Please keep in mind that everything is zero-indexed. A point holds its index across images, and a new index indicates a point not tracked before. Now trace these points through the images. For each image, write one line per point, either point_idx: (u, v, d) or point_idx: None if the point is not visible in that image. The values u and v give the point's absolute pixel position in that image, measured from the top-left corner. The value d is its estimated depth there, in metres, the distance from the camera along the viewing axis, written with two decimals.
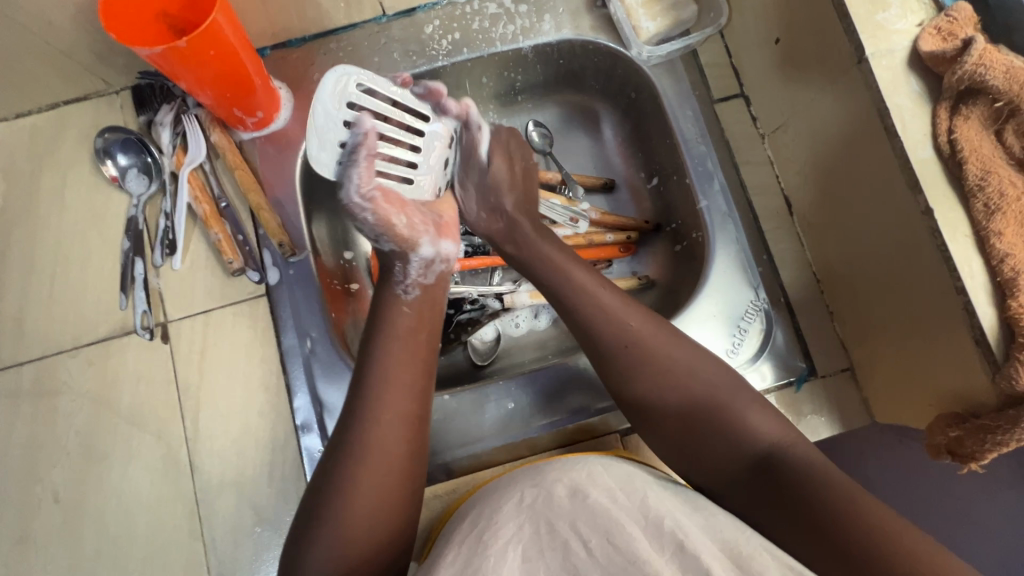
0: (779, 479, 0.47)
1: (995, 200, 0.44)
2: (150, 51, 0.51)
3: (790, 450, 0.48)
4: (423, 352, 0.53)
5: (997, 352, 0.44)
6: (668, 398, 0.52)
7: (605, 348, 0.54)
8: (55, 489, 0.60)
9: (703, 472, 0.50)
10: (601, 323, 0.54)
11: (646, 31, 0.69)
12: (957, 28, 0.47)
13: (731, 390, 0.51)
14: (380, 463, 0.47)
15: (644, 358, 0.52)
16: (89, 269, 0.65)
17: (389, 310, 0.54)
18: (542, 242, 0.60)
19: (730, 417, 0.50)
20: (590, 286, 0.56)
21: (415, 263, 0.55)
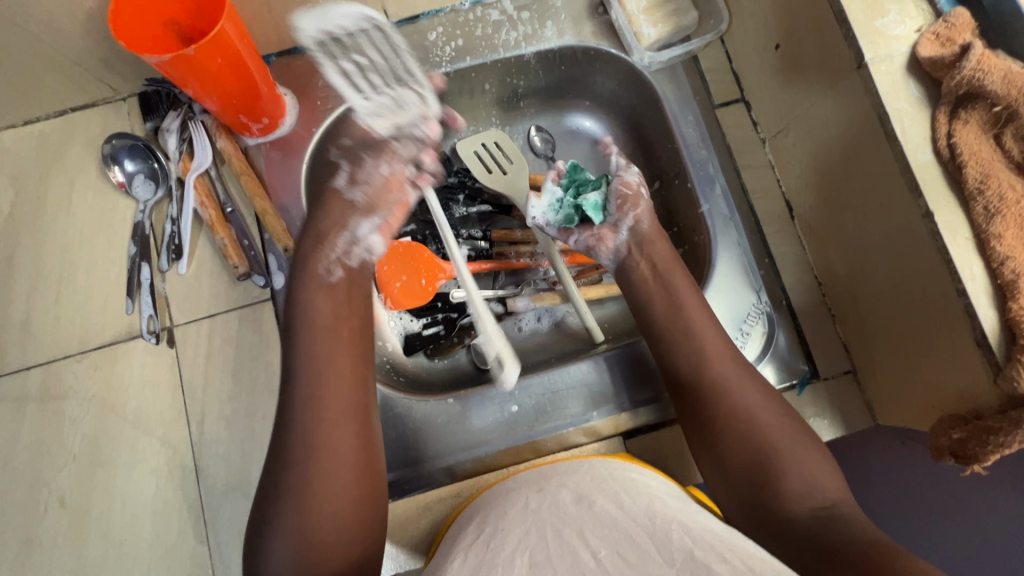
0: (836, 528, 0.44)
1: (995, 204, 0.45)
2: (158, 59, 0.52)
3: (846, 509, 0.46)
4: (347, 330, 0.55)
5: (999, 354, 0.44)
6: (751, 441, 0.50)
7: (705, 385, 0.54)
8: (60, 492, 0.61)
9: (757, 517, 0.48)
10: (709, 363, 0.55)
11: (648, 37, 0.69)
12: (956, 34, 0.48)
13: (809, 448, 0.50)
14: (334, 431, 0.49)
15: (738, 402, 0.52)
16: (95, 274, 0.65)
17: (308, 288, 0.56)
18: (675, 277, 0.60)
19: (800, 470, 0.48)
20: (701, 328, 0.57)
21: (345, 236, 0.60)
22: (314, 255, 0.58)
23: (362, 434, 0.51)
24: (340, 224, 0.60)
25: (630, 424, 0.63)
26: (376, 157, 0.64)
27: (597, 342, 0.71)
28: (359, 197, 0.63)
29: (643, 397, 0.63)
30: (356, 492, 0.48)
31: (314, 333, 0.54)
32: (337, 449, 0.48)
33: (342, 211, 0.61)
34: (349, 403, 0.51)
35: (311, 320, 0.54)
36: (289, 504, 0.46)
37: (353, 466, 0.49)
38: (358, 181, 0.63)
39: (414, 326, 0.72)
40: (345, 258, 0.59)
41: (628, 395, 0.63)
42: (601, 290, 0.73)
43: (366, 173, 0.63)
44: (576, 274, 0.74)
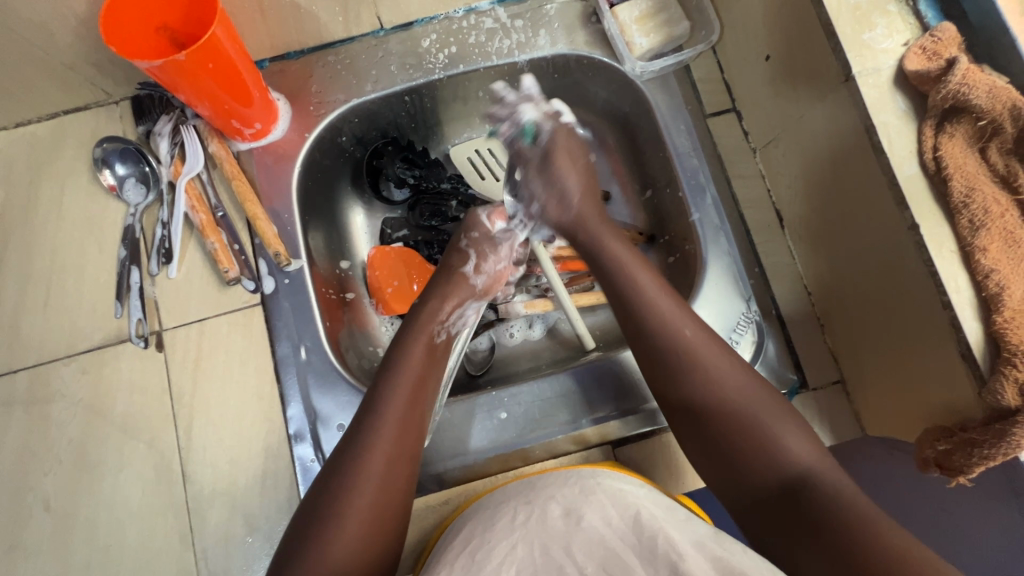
0: (806, 501, 0.44)
1: (980, 217, 0.45)
2: (149, 64, 0.52)
3: (823, 477, 0.45)
4: (427, 384, 0.56)
5: (983, 367, 0.44)
6: (710, 408, 0.50)
7: (655, 350, 0.54)
8: (46, 497, 0.60)
9: (729, 485, 0.49)
10: (656, 327, 0.54)
11: (639, 46, 0.69)
12: (943, 48, 0.48)
13: (773, 411, 0.49)
14: (384, 476, 0.49)
15: (690, 365, 0.52)
16: (85, 277, 0.65)
17: (411, 343, 0.57)
18: (613, 244, 0.60)
19: (768, 439, 0.48)
20: (650, 292, 0.56)
21: (460, 310, 0.62)
22: (429, 317, 0.59)
23: (406, 488, 0.50)
24: (454, 297, 0.62)
25: (619, 433, 0.63)
26: (496, 250, 0.66)
27: (588, 349, 0.71)
28: (480, 283, 0.64)
29: (634, 405, 0.63)
30: (375, 528, 0.47)
31: (402, 388, 0.53)
32: (380, 487, 0.48)
33: (460, 285, 0.63)
34: (404, 453, 0.51)
35: (399, 373, 0.54)
36: (317, 534, 0.45)
37: (387, 508, 0.48)
38: (483, 269, 0.65)
39: None
40: (454, 327, 0.62)
41: (619, 403, 0.63)
42: (591, 298, 0.73)
43: (491, 265, 0.65)
44: (568, 281, 0.74)
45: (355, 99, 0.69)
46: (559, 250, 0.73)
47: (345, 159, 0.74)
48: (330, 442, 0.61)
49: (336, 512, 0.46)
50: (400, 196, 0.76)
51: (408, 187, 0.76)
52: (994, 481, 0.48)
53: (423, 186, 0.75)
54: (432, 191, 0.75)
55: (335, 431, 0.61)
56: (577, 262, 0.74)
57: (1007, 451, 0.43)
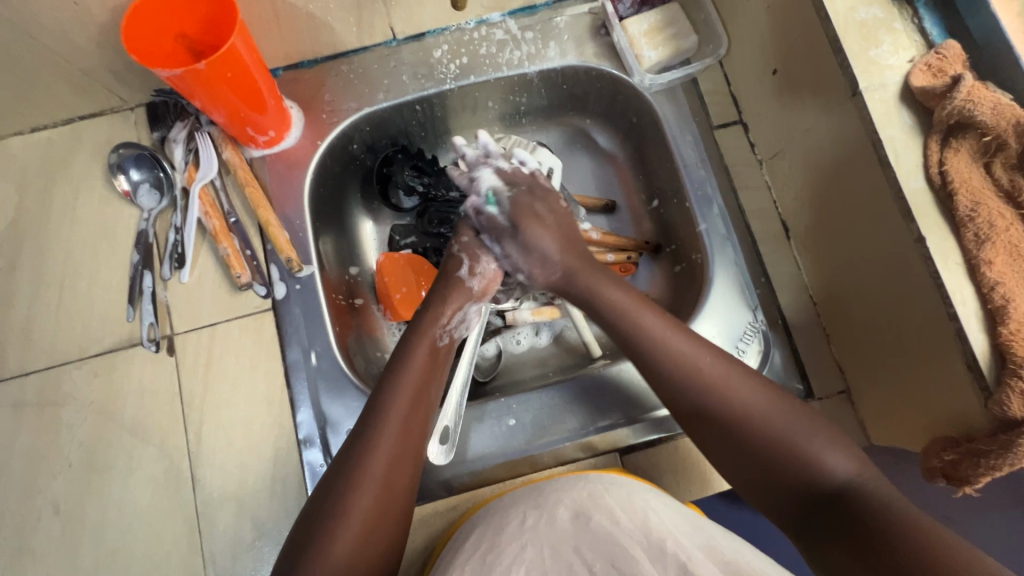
0: (853, 509, 0.42)
1: (985, 231, 0.46)
2: (169, 73, 0.53)
3: (868, 488, 0.44)
4: (427, 386, 0.55)
5: (989, 378, 0.45)
6: (737, 426, 0.49)
7: (669, 385, 0.52)
8: (55, 500, 0.60)
9: (776, 508, 0.47)
10: (670, 375, 0.52)
11: (649, 59, 0.70)
12: (948, 65, 0.49)
13: (804, 425, 0.48)
14: (389, 473, 0.49)
15: (708, 394, 0.50)
16: (97, 281, 0.66)
17: (416, 342, 0.57)
18: (610, 288, 0.59)
19: (802, 452, 0.46)
20: (657, 332, 0.54)
21: (460, 314, 0.62)
22: (430, 323, 0.59)
23: (411, 482, 0.51)
24: (454, 302, 0.61)
25: (626, 441, 0.63)
26: (489, 250, 0.65)
27: (594, 357, 0.72)
28: (477, 285, 0.63)
29: (643, 412, 0.63)
30: (378, 524, 0.47)
31: (405, 381, 0.54)
32: (384, 485, 0.48)
33: (456, 290, 0.62)
34: (408, 447, 0.51)
35: (405, 367, 0.55)
36: (322, 532, 0.45)
37: (390, 505, 0.48)
38: (478, 271, 0.64)
39: None
40: (455, 330, 0.61)
41: (627, 411, 0.63)
42: None
43: (484, 264, 0.64)
44: None
45: (367, 108, 0.70)
46: None
47: (355, 167, 0.75)
48: (340, 448, 0.61)
49: (340, 510, 0.46)
50: (409, 204, 0.77)
51: (416, 195, 0.76)
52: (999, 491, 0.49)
53: (432, 194, 0.75)
54: (440, 199, 0.75)
55: (344, 436, 0.61)
56: None
57: (1014, 462, 0.43)
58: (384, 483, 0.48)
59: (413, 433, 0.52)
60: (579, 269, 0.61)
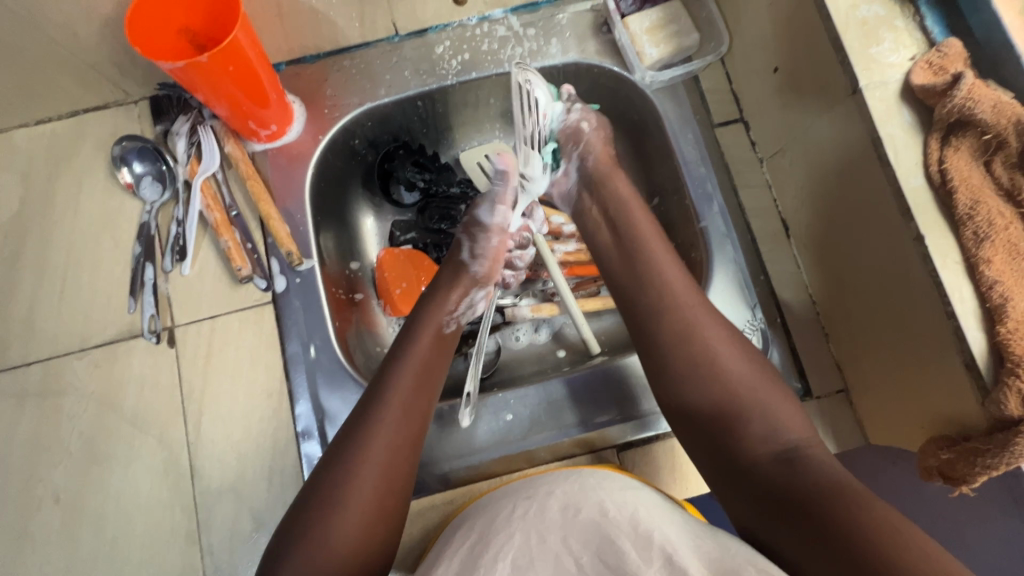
0: (800, 473, 0.44)
1: (984, 229, 0.45)
2: (172, 66, 0.53)
3: (813, 452, 0.46)
4: (432, 374, 0.56)
5: (987, 377, 0.45)
6: (712, 382, 0.51)
7: (658, 307, 0.55)
8: (55, 489, 0.61)
9: (720, 458, 0.49)
10: (660, 286, 0.56)
11: (650, 57, 0.70)
12: (949, 63, 0.49)
13: (767, 383, 0.51)
14: (388, 454, 0.49)
15: (694, 334, 0.53)
16: (100, 273, 0.66)
17: (420, 324, 0.59)
18: (622, 184, 0.64)
19: (762, 411, 0.49)
20: (657, 259, 0.58)
21: (466, 300, 0.63)
22: (438, 309, 0.60)
23: (411, 467, 0.51)
24: (460, 288, 0.63)
25: (623, 437, 0.63)
26: (485, 226, 0.66)
27: (593, 354, 0.71)
28: (478, 267, 0.65)
29: (642, 410, 0.63)
30: (377, 510, 0.47)
31: (411, 361, 0.55)
32: (384, 465, 0.49)
33: (461, 276, 0.64)
34: (411, 430, 0.52)
35: (411, 347, 0.57)
36: (320, 513, 0.46)
37: (390, 488, 0.49)
38: (479, 253, 0.65)
39: None
40: (461, 315, 0.62)
41: (625, 408, 0.63)
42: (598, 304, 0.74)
43: (483, 242, 0.65)
44: (574, 286, 0.76)
45: (369, 103, 0.70)
46: (567, 255, 0.75)
47: (357, 162, 0.76)
48: None
49: (338, 492, 0.47)
50: (410, 199, 0.77)
51: (418, 190, 0.77)
52: (996, 491, 0.49)
53: (433, 189, 0.76)
54: (441, 195, 0.76)
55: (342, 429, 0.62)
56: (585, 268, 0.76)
57: (1010, 461, 0.43)
58: (384, 463, 0.49)
59: (416, 414, 0.53)
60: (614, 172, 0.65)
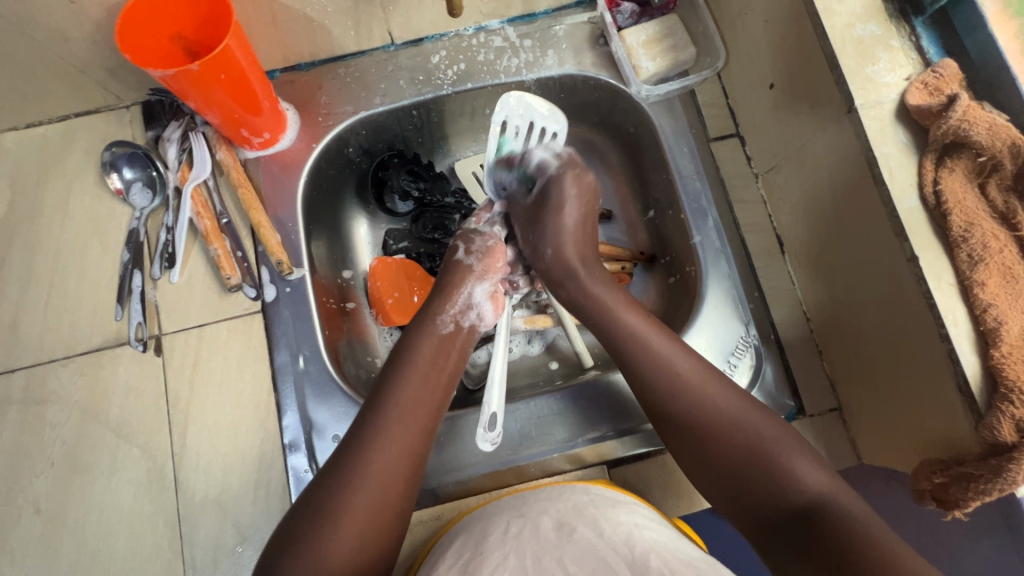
0: (819, 529, 0.43)
1: (979, 251, 0.45)
2: (162, 73, 0.52)
3: (838, 503, 0.44)
4: (440, 386, 0.55)
5: (980, 402, 0.44)
6: (713, 441, 0.50)
7: (651, 389, 0.53)
8: (36, 499, 0.60)
9: (742, 513, 0.48)
10: (648, 368, 0.53)
11: (647, 70, 0.69)
12: (944, 84, 0.49)
13: (781, 437, 0.49)
14: (384, 474, 0.49)
15: (692, 403, 0.51)
16: (86, 279, 0.65)
17: (423, 332, 0.57)
18: (597, 286, 0.59)
19: (778, 466, 0.47)
20: (642, 330, 0.55)
21: (463, 296, 0.60)
22: (435, 309, 0.59)
23: (407, 487, 0.50)
24: (456, 287, 0.60)
25: (615, 453, 0.62)
26: (483, 231, 0.65)
27: (586, 367, 0.71)
28: (475, 261, 0.62)
29: (633, 426, 0.62)
30: (372, 523, 0.47)
31: (414, 373, 0.54)
32: (379, 484, 0.48)
33: (459, 275, 0.61)
34: (409, 446, 0.51)
35: (417, 356, 0.55)
36: (313, 528, 0.45)
37: (385, 508, 0.48)
38: (473, 251, 0.63)
39: None
40: (459, 315, 0.59)
41: (617, 423, 0.63)
42: None
43: (480, 242, 0.64)
44: None
45: (363, 112, 0.70)
46: None
47: (351, 170, 0.75)
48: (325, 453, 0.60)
49: (330, 510, 0.46)
50: (404, 209, 0.77)
51: (412, 200, 0.76)
52: (988, 514, 0.48)
53: (427, 199, 0.76)
54: (435, 205, 0.76)
55: (329, 441, 0.61)
56: None
57: (1003, 487, 0.43)
58: (380, 482, 0.48)
59: (416, 426, 0.52)
60: (575, 271, 0.60)
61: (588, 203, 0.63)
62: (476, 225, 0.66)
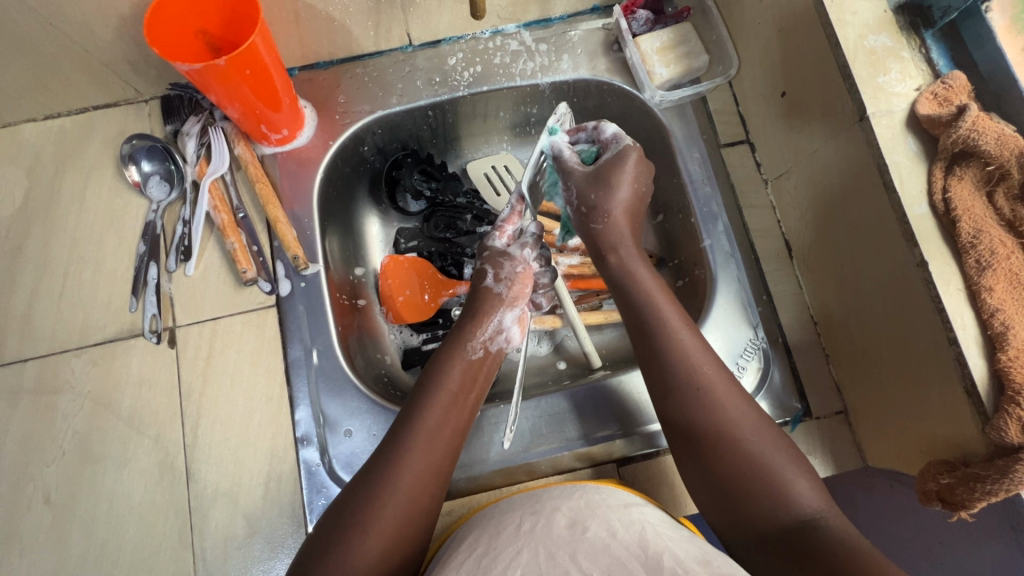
0: (806, 547, 0.44)
1: (987, 257, 0.46)
2: (189, 67, 0.53)
3: (829, 526, 0.45)
4: (464, 414, 0.56)
5: (987, 404, 0.45)
6: (720, 450, 0.50)
7: (672, 384, 0.53)
8: (46, 489, 0.60)
9: (729, 523, 0.49)
10: (676, 359, 0.54)
11: (661, 76, 0.71)
12: (954, 95, 0.50)
13: (786, 455, 0.49)
14: (412, 489, 0.50)
15: (707, 407, 0.51)
16: (101, 270, 0.66)
17: (452, 357, 0.58)
18: (638, 266, 0.59)
19: (779, 484, 0.48)
20: (674, 325, 0.55)
21: (493, 323, 0.61)
22: (463, 337, 0.60)
23: (433, 501, 0.52)
24: (485, 315, 0.61)
25: (624, 452, 0.63)
26: (512, 255, 0.63)
27: (594, 367, 0.72)
28: (504, 290, 0.62)
29: (642, 427, 0.63)
30: (398, 535, 0.48)
31: (442, 397, 0.55)
32: (408, 499, 0.50)
33: (486, 301, 0.61)
34: (435, 466, 0.52)
35: (446, 380, 0.56)
36: (343, 540, 0.47)
37: (412, 522, 0.49)
38: (502, 277, 0.62)
39: (414, 340, 0.75)
40: (489, 342, 0.61)
41: (623, 425, 0.63)
42: (599, 317, 0.74)
43: (508, 268, 0.62)
44: (577, 299, 0.76)
45: (380, 111, 0.71)
46: (570, 267, 0.75)
47: (365, 169, 0.76)
48: (337, 447, 0.61)
49: (360, 520, 0.48)
50: (416, 208, 0.77)
51: (424, 199, 0.77)
52: (993, 515, 0.49)
53: (439, 199, 0.76)
54: (447, 204, 0.76)
55: (342, 436, 0.62)
56: (588, 281, 0.75)
57: (1010, 488, 0.44)
58: (408, 499, 0.50)
59: (442, 448, 0.53)
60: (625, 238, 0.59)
61: (642, 179, 0.58)
62: (501, 243, 0.64)
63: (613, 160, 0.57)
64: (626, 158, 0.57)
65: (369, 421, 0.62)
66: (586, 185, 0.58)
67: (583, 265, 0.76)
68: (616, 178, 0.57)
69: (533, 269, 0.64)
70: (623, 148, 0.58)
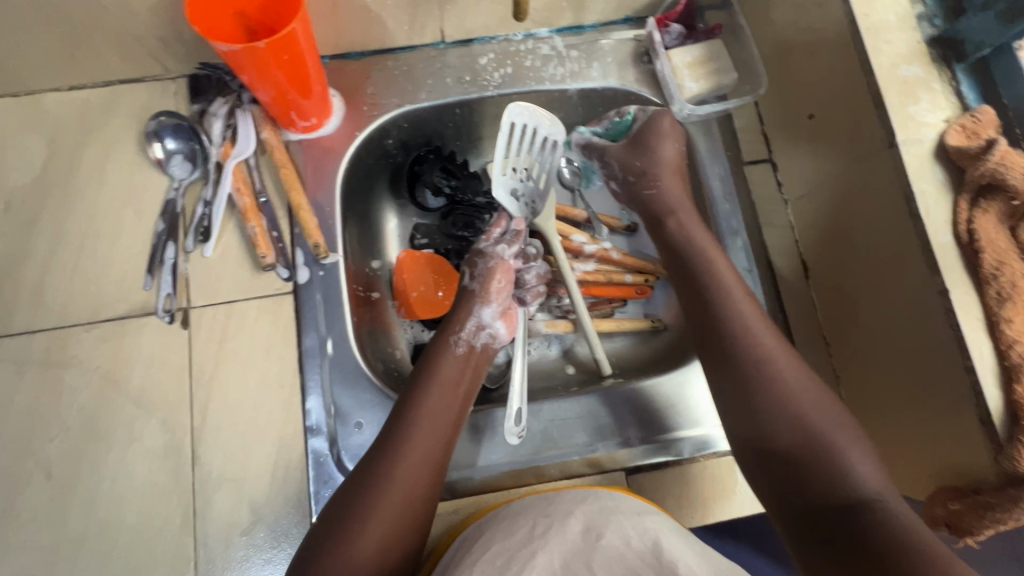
0: (859, 523, 0.43)
1: (1008, 289, 0.47)
2: (228, 47, 0.52)
3: (884, 502, 0.44)
4: (456, 408, 0.56)
5: (1001, 433, 0.46)
6: (783, 404, 0.51)
7: (732, 348, 0.54)
8: (47, 464, 0.59)
9: (782, 498, 0.49)
10: (738, 327, 0.55)
11: (690, 90, 0.70)
12: (982, 128, 0.51)
13: (840, 424, 0.49)
14: (409, 481, 0.50)
15: (765, 371, 0.52)
16: (117, 245, 0.65)
17: (439, 352, 0.59)
18: (699, 231, 0.63)
19: (830, 458, 0.47)
20: (733, 289, 0.57)
21: (472, 321, 0.62)
22: (447, 333, 0.61)
23: (431, 495, 0.51)
24: (464, 312, 0.62)
25: (632, 461, 0.63)
26: (488, 253, 0.65)
27: (604, 375, 0.71)
28: (478, 286, 0.63)
29: (652, 436, 0.63)
30: (394, 529, 0.48)
31: (432, 388, 0.56)
32: (405, 493, 0.50)
33: (464, 300, 0.63)
34: (430, 457, 0.52)
35: (435, 374, 0.57)
36: (343, 535, 0.47)
37: (409, 517, 0.49)
38: (478, 274, 0.64)
39: (425, 336, 0.75)
40: (473, 338, 0.61)
41: (641, 431, 0.64)
42: (611, 325, 0.74)
43: (482, 265, 0.64)
44: (590, 305, 0.76)
45: (408, 105, 0.71)
46: (585, 274, 0.75)
47: (387, 162, 0.76)
48: (347, 438, 0.61)
49: (360, 512, 0.48)
50: (434, 204, 0.77)
51: (443, 196, 0.77)
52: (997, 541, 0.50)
53: (458, 197, 0.76)
54: (467, 203, 0.76)
55: (352, 428, 0.61)
56: (603, 289, 0.75)
57: (1019, 517, 0.45)
58: (406, 488, 0.50)
59: (438, 438, 0.53)
60: (680, 207, 0.65)
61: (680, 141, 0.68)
62: (485, 244, 0.66)
63: (646, 128, 0.69)
64: (661, 125, 0.68)
65: (379, 415, 0.62)
66: (625, 156, 0.69)
67: (598, 272, 0.75)
68: (657, 143, 0.67)
69: (510, 264, 0.65)
70: (653, 117, 0.69)
